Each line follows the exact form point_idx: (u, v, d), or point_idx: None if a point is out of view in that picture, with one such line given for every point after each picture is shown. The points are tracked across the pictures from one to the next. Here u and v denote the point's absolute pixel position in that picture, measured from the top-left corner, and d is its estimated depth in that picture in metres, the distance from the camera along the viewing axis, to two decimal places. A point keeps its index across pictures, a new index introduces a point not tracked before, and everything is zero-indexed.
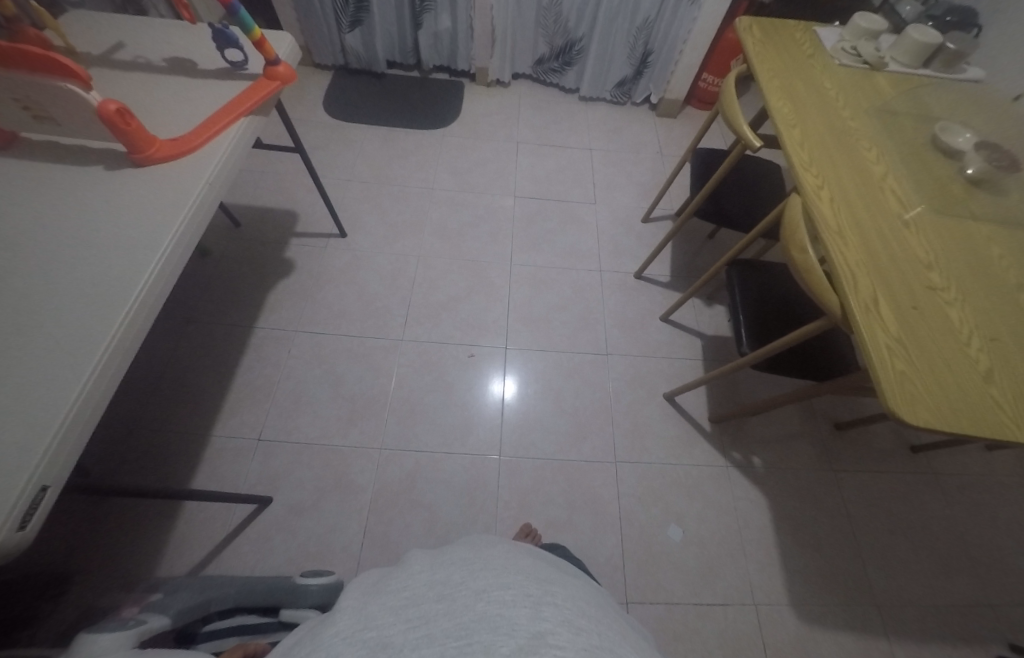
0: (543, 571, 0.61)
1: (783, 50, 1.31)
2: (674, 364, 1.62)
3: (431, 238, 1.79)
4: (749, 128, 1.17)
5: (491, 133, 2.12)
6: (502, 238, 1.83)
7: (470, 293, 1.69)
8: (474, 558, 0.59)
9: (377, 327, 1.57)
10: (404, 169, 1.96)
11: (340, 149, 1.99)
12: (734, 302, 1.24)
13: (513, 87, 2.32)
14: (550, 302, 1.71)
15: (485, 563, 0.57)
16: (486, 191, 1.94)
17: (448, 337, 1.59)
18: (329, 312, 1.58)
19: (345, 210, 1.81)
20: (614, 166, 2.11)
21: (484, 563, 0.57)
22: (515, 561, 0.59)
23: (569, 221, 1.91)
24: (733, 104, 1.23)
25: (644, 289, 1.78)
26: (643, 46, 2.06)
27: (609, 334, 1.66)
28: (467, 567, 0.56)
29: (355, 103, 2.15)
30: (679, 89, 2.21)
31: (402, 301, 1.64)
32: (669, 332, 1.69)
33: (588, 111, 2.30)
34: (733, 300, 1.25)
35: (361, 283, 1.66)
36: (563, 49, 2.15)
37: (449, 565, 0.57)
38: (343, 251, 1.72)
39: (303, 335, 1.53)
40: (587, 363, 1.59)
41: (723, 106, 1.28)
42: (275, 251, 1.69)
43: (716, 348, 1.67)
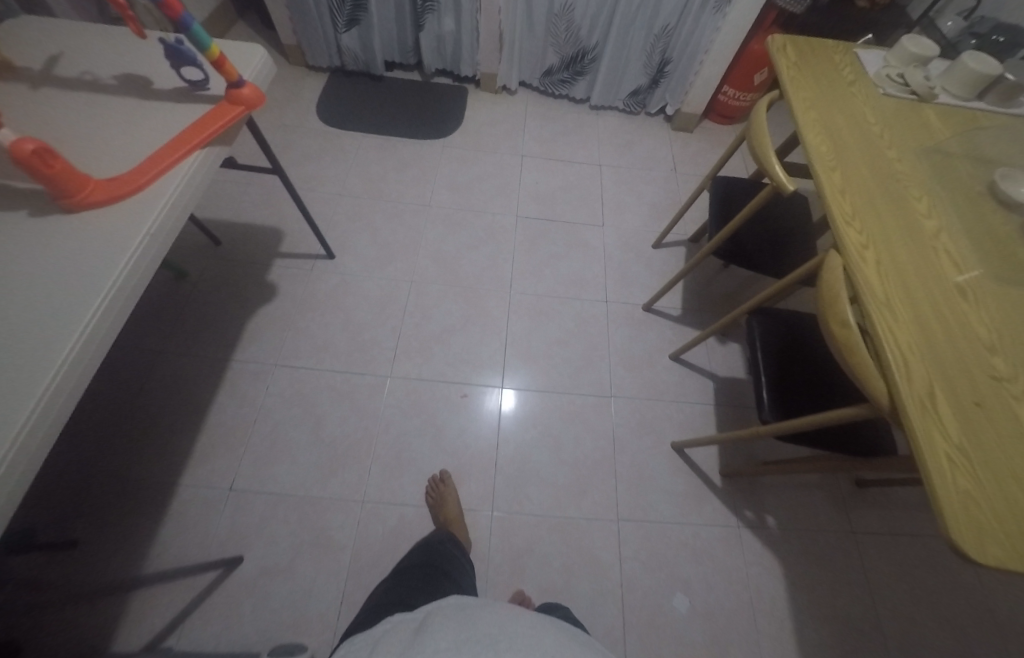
0: (567, 650, 0.57)
1: (820, 76, 1.17)
2: (684, 409, 1.50)
3: (425, 261, 1.66)
4: (782, 168, 1.03)
5: (494, 145, 1.97)
6: (502, 262, 1.70)
7: (466, 324, 1.57)
8: (497, 630, 0.56)
9: (364, 362, 1.46)
10: (400, 183, 1.82)
11: (331, 159, 1.85)
12: (756, 358, 1.12)
13: (519, 95, 2.17)
14: (552, 336, 1.59)
15: (510, 642, 0.54)
16: (487, 210, 1.80)
17: (441, 374, 1.47)
18: (313, 344, 1.46)
19: (334, 229, 1.68)
20: (625, 184, 1.96)
21: (510, 644, 0.54)
22: (542, 639, 0.56)
23: (575, 245, 1.78)
24: (762, 137, 1.09)
25: (653, 324, 1.66)
26: (661, 54, 1.92)
27: (615, 374, 1.54)
28: (491, 650, 0.53)
29: (350, 108, 2.01)
30: (697, 102, 2.06)
31: (393, 333, 1.51)
32: (680, 372, 1.57)
33: (599, 122, 2.15)
34: (754, 356, 1.13)
35: (348, 311, 1.53)
36: (573, 58, 1.99)
37: (475, 647, 0.53)
38: (330, 275, 1.59)
39: (285, 369, 1.41)
40: (590, 406, 1.47)
41: (751, 136, 1.14)
42: (257, 272, 1.57)
43: (729, 392, 1.55)
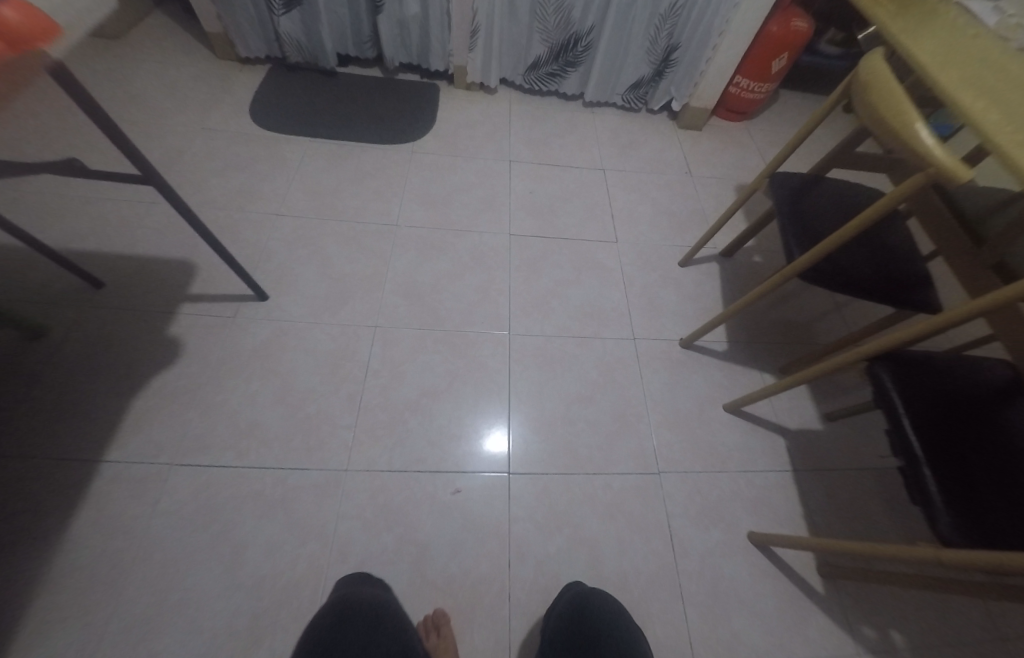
0: None
1: (934, 28, 0.86)
2: (754, 482, 1.11)
3: (393, 298, 1.24)
4: (939, 143, 0.64)
5: (475, 149, 1.59)
6: (495, 294, 1.30)
7: (453, 383, 1.15)
8: None
9: (308, 452, 1.01)
10: (356, 197, 1.40)
11: (265, 169, 1.41)
12: (900, 423, 0.75)
13: (501, 93, 1.79)
14: (568, 391, 1.19)
15: None
16: (472, 228, 1.41)
17: (422, 460, 1.04)
18: (236, 429, 1.01)
19: (268, 260, 1.24)
20: (637, 191, 1.60)
21: None
22: None
23: (587, 268, 1.40)
24: (883, 101, 0.70)
25: (697, 366, 1.28)
26: (667, 38, 1.57)
27: (658, 439, 1.15)
28: None
29: (290, 108, 1.58)
30: (708, 94, 1.71)
31: (350, 403, 1.08)
32: (741, 429, 1.19)
33: (596, 121, 1.79)
34: (894, 419, 0.76)
35: (287, 375, 1.09)
36: (563, 46, 1.61)
37: None
38: (261, 324, 1.14)
39: (192, 472, 0.96)
40: (632, 489, 1.07)
41: (859, 107, 0.78)
42: (153, 325, 1.10)
43: (806, 450, 1.17)
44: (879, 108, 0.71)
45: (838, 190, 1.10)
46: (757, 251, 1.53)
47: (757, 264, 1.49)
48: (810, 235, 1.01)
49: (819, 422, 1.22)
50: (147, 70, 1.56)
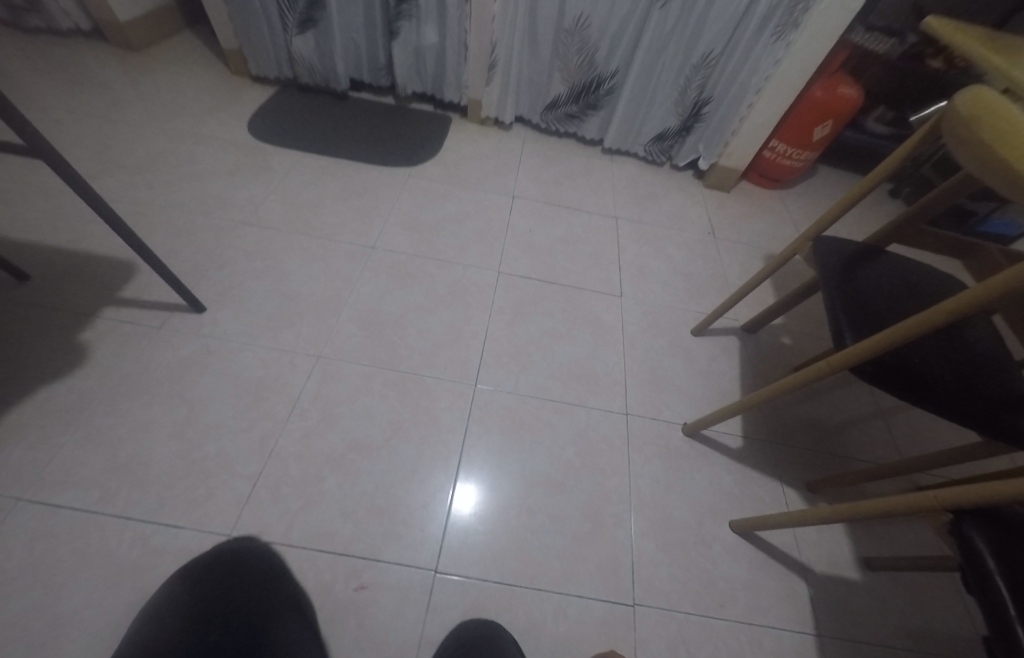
0: None
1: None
2: (761, 643, 0.84)
3: (346, 327, 1.06)
4: None
5: (479, 180, 1.46)
6: (466, 339, 1.10)
7: (392, 440, 0.93)
8: None
9: (189, 505, 0.79)
10: (336, 213, 1.27)
11: (246, 176, 1.30)
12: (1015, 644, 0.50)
13: (516, 130, 1.69)
14: (533, 472, 0.95)
15: None
16: (456, 260, 1.24)
17: (329, 536, 0.81)
18: (110, 462, 0.81)
19: (219, 268, 1.09)
20: (651, 245, 1.41)
21: None
22: None
23: (581, 322, 1.20)
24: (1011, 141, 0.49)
25: (700, 461, 1.03)
26: (697, 90, 1.41)
27: (638, 554, 0.89)
28: None
29: (292, 121, 1.49)
30: (740, 152, 1.52)
31: (261, 447, 0.87)
32: (749, 562, 0.92)
33: (614, 169, 1.64)
34: (1005, 634, 0.52)
35: (196, 403, 0.90)
36: (585, 88, 1.49)
37: None
38: (185, 341, 0.97)
39: (39, 517, 0.74)
40: (595, 621, 0.81)
41: (965, 161, 0.56)
42: (62, 328, 0.94)
43: (835, 608, 0.90)
44: (1004, 166, 0.49)
45: (900, 269, 0.89)
46: (786, 330, 1.30)
47: (784, 345, 1.26)
48: (864, 316, 0.78)
49: (854, 569, 0.95)
50: (158, 75, 1.54)
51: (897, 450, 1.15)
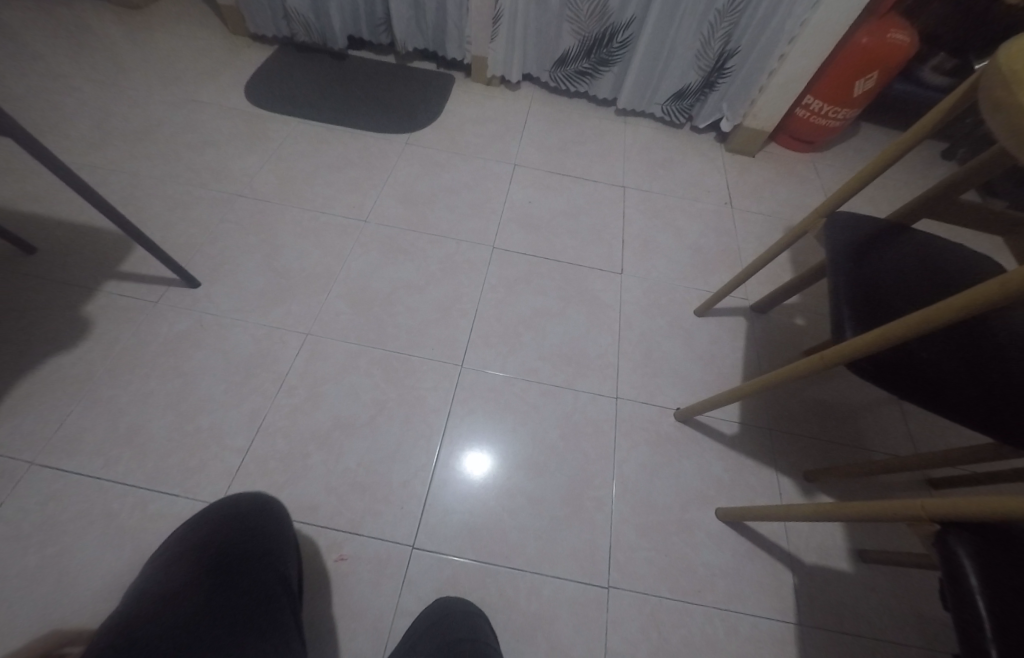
0: None
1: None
2: (738, 631, 0.83)
3: (335, 304, 1.06)
4: None
5: (479, 147, 1.39)
6: (455, 317, 1.09)
7: (376, 418, 0.95)
8: None
9: (183, 474, 0.84)
10: (329, 185, 1.25)
11: (241, 145, 1.28)
12: None
13: (523, 90, 1.58)
14: (515, 453, 0.95)
15: None
16: (450, 235, 1.21)
17: (313, 509, 0.85)
18: (111, 431, 0.86)
19: (212, 243, 1.10)
20: (659, 217, 1.33)
21: None
22: None
23: (577, 300, 1.15)
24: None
25: (690, 448, 1.00)
26: (722, 41, 1.26)
27: (617, 538, 0.89)
28: None
29: (290, 86, 1.44)
30: (767, 112, 1.37)
31: (249, 423, 0.91)
32: (733, 550, 0.90)
33: (627, 132, 1.52)
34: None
35: (189, 379, 0.93)
36: (597, 41, 1.36)
37: None
38: (181, 316, 1.00)
39: (50, 479, 0.81)
40: (566, 601, 0.82)
41: (994, 133, 0.47)
42: (67, 300, 0.98)
43: (819, 599, 0.87)
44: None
45: (924, 251, 0.79)
46: (800, 311, 1.21)
47: (796, 327, 1.18)
48: (870, 306, 0.71)
49: (847, 561, 0.91)
50: (158, 37, 1.50)
51: (912, 440, 1.07)
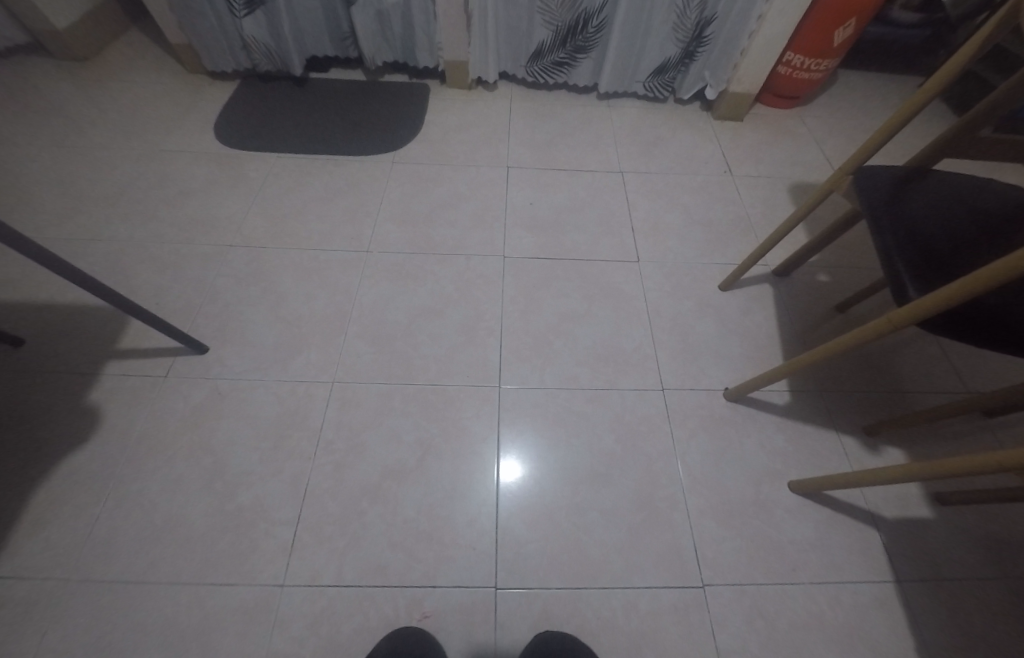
0: None
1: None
2: (838, 602, 0.82)
3: (357, 345, 1.00)
4: None
5: (467, 155, 1.34)
6: (483, 337, 1.04)
7: (425, 459, 0.89)
8: None
9: (237, 559, 0.78)
10: (321, 220, 1.18)
11: (220, 193, 1.20)
12: None
13: (499, 90, 1.53)
14: (575, 466, 0.91)
15: None
16: (458, 251, 1.16)
17: (383, 568, 0.79)
18: (147, 528, 0.79)
19: (212, 302, 1.03)
20: (663, 197, 1.30)
21: None
22: None
23: (601, 296, 1.12)
24: None
25: (748, 426, 0.98)
26: (698, 9, 1.22)
27: (699, 534, 0.86)
28: None
29: (258, 121, 1.36)
30: (751, 75, 1.35)
31: (294, 489, 0.84)
32: (814, 522, 0.89)
33: (612, 116, 1.49)
34: None
35: (219, 454, 0.86)
36: (571, 28, 1.32)
37: None
38: (196, 386, 0.93)
39: (93, 593, 0.73)
40: (664, 610, 0.79)
41: None
42: (68, 393, 0.90)
43: (909, 551, 0.87)
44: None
45: (958, 191, 0.78)
46: (822, 268, 1.20)
47: (822, 284, 1.17)
48: (925, 258, 0.69)
49: (926, 507, 0.92)
50: (103, 90, 1.40)
51: (956, 376, 1.07)
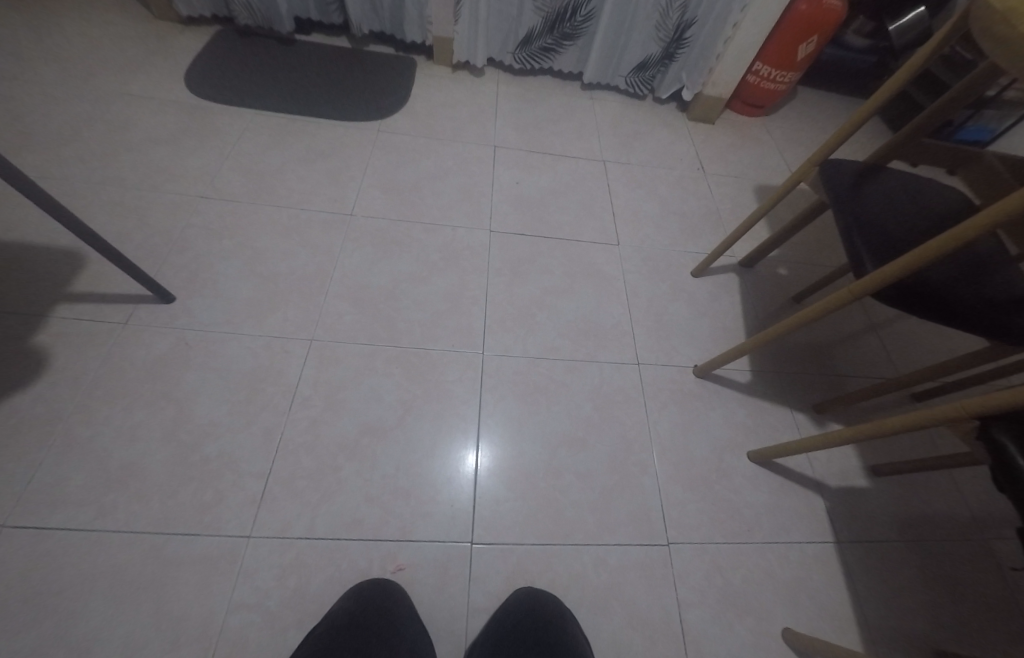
0: None
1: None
2: (788, 560, 0.89)
3: (338, 306, 0.98)
4: None
5: (454, 131, 1.34)
6: (467, 305, 1.05)
7: (405, 419, 0.89)
8: None
9: (199, 510, 0.74)
10: (303, 180, 1.15)
11: (192, 142, 1.14)
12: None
13: (487, 73, 1.54)
14: (553, 431, 0.93)
15: None
16: (444, 222, 1.16)
17: (356, 523, 0.78)
18: (98, 476, 0.74)
19: (181, 252, 0.97)
20: (642, 187, 1.36)
21: None
22: None
23: (582, 275, 1.15)
24: None
25: (714, 400, 1.04)
26: (679, 11, 1.30)
27: (666, 497, 0.91)
28: None
29: (235, 75, 1.30)
30: (724, 80, 1.45)
31: (265, 444, 0.81)
32: (769, 488, 0.96)
33: (595, 109, 1.54)
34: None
35: (184, 404, 0.82)
36: (560, 15, 1.36)
37: None
38: (160, 335, 0.87)
39: (34, 541, 0.68)
40: (633, 566, 0.83)
41: (1003, 65, 0.53)
42: (10, 333, 0.82)
43: (847, 515, 0.96)
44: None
45: (908, 187, 0.87)
46: (782, 262, 1.29)
47: (781, 277, 1.26)
48: (880, 239, 0.77)
49: (865, 476, 1.02)
50: (61, 26, 1.30)
51: (892, 363, 1.19)
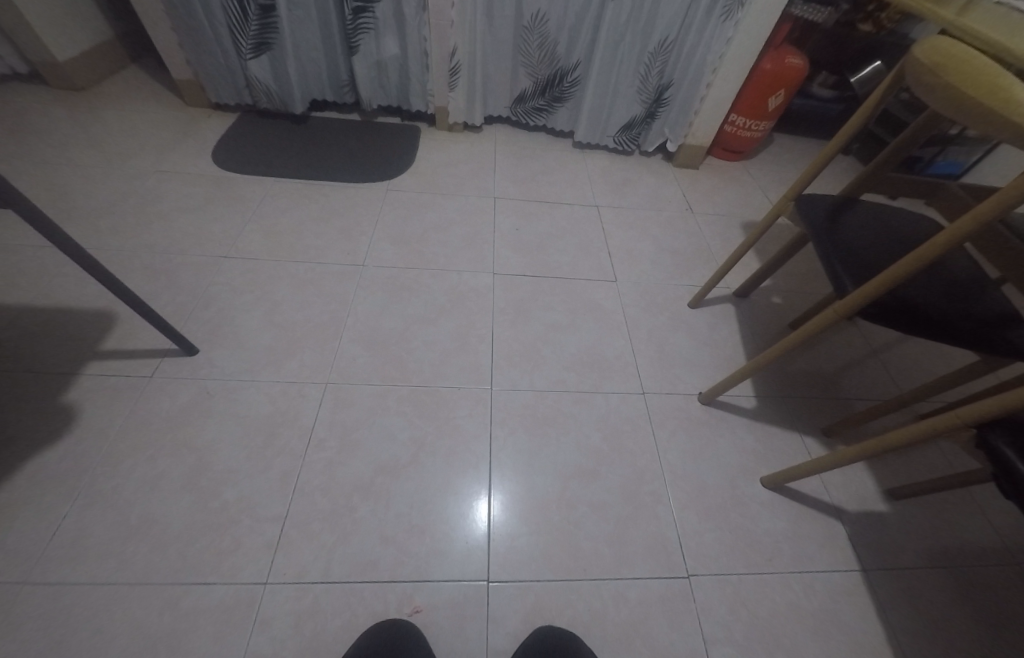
0: None
1: (967, 19, 0.75)
2: (813, 590, 0.86)
3: (351, 349, 1.03)
4: None
5: (457, 186, 1.46)
6: (473, 343, 1.09)
7: (418, 457, 0.90)
8: None
9: (216, 557, 0.75)
10: (319, 236, 1.24)
11: (220, 208, 1.25)
12: None
13: (484, 131, 1.69)
14: (565, 464, 0.94)
15: None
16: (449, 268, 1.23)
17: (372, 564, 0.78)
18: (119, 527, 0.75)
19: (205, 307, 1.04)
20: (635, 228, 1.44)
21: None
22: None
23: (584, 311, 1.20)
24: (979, 84, 0.54)
25: (721, 427, 1.05)
26: (658, 77, 1.44)
27: (682, 527, 0.90)
28: None
29: (258, 149, 1.44)
30: (703, 131, 1.57)
31: (282, 488, 0.83)
32: (785, 514, 0.95)
33: (586, 160, 1.67)
34: None
35: (204, 452, 0.85)
36: (549, 81, 1.52)
37: None
38: (184, 386, 0.92)
39: (54, 596, 0.68)
40: (653, 601, 0.81)
41: (938, 107, 0.60)
42: (43, 391, 0.87)
43: (870, 542, 0.94)
44: (974, 105, 0.55)
45: (881, 215, 0.94)
46: (775, 291, 1.35)
47: (775, 305, 1.31)
48: (859, 263, 0.82)
49: (883, 499, 1.00)
50: (105, 115, 1.46)
51: (895, 384, 1.21)
